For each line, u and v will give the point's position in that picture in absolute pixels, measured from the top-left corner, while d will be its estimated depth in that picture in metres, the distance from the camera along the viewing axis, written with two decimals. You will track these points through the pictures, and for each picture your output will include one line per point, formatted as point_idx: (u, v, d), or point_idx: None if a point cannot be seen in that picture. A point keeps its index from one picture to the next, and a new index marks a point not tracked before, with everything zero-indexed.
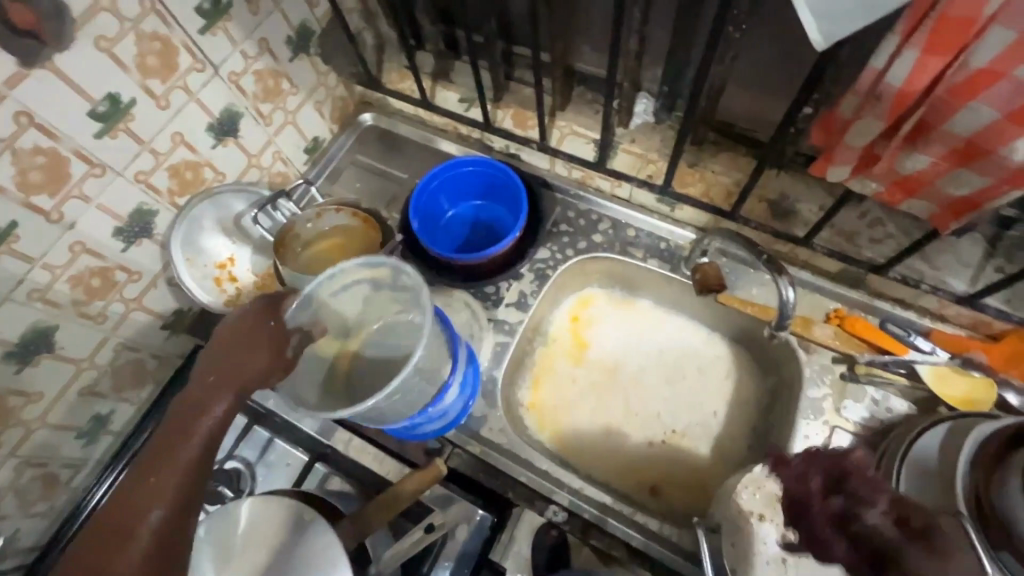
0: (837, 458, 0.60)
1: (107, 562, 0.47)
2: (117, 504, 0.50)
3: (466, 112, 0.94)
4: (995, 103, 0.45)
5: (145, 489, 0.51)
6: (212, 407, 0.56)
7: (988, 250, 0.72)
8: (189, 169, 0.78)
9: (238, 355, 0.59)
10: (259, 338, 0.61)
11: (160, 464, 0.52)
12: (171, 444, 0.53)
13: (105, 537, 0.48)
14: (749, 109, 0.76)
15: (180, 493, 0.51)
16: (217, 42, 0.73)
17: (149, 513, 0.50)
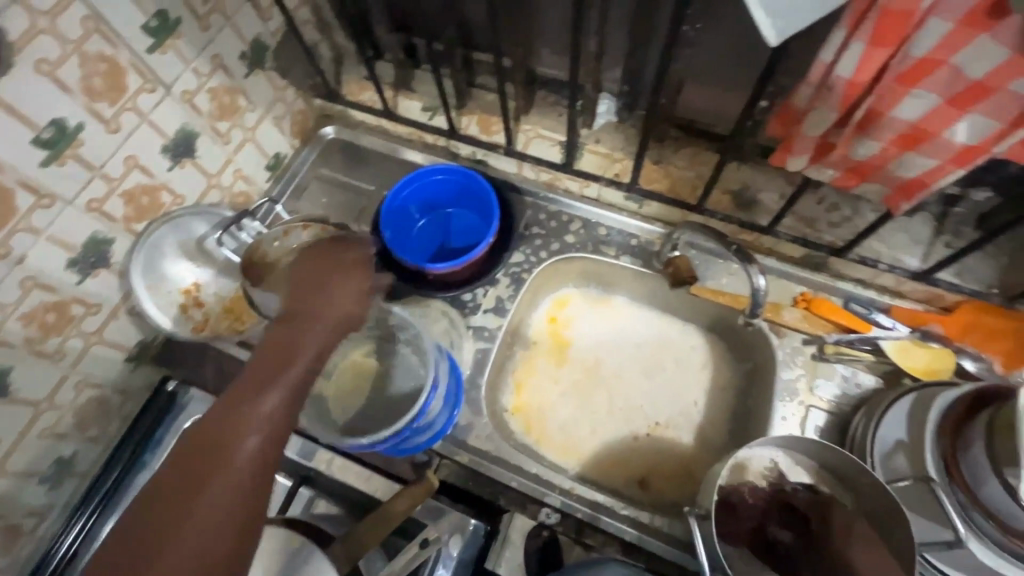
0: (753, 498, 0.71)
1: (211, 464, 0.48)
2: (214, 422, 0.50)
3: (430, 120, 0.94)
4: (936, 89, 0.48)
5: (240, 409, 0.51)
6: (304, 332, 0.58)
7: (936, 227, 0.77)
8: (145, 193, 0.75)
9: (320, 298, 0.61)
10: (335, 285, 0.64)
11: (257, 388, 0.52)
12: (268, 361, 0.55)
13: (202, 451, 0.49)
14: (707, 105, 0.78)
15: (275, 420, 0.51)
16: (166, 60, 0.71)
17: (248, 432, 0.50)
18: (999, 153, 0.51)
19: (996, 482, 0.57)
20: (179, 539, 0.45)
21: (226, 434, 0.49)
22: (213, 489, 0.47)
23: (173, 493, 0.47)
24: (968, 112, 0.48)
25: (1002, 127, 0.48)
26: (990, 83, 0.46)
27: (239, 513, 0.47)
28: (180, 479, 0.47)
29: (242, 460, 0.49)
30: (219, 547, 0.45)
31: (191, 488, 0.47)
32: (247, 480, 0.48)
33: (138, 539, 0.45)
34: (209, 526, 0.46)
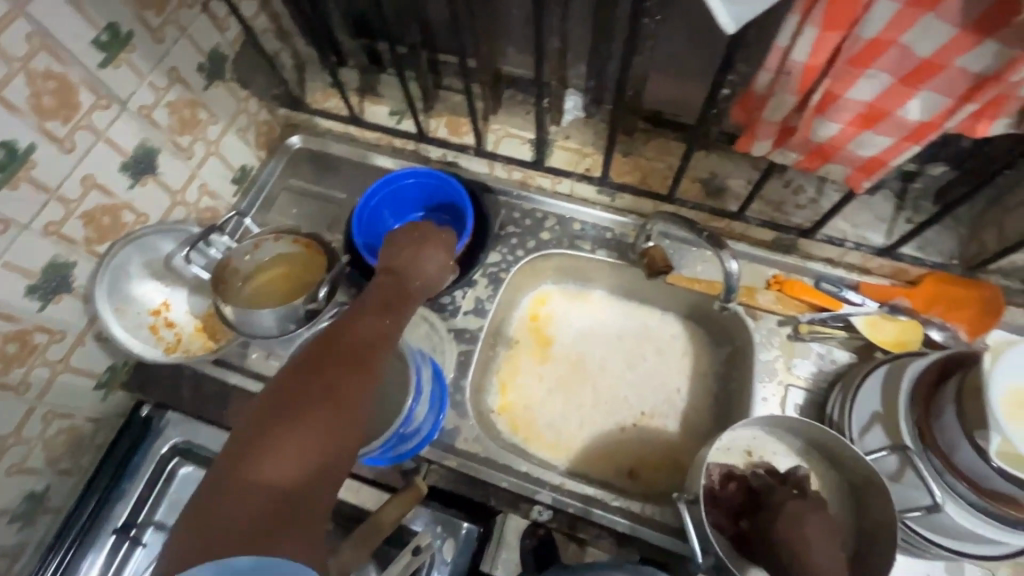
0: (727, 485, 0.70)
1: (320, 374, 0.54)
2: (335, 340, 0.57)
3: (398, 124, 0.93)
4: (889, 69, 0.49)
5: (363, 329, 0.59)
6: (395, 285, 0.66)
7: (897, 204, 0.79)
8: (106, 214, 0.73)
9: (432, 250, 0.70)
10: (436, 240, 0.71)
11: (375, 313, 0.62)
12: (374, 301, 0.63)
13: (331, 355, 0.56)
14: (672, 96, 0.80)
15: (386, 342, 0.60)
16: (120, 75, 0.69)
17: (370, 348, 0.58)
18: (950, 128, 0.53)
19: (967, 446, 0.59)
20: (312, 420, 0.50)
21: (351, 347, 0.57)
22: (342, 385, 0.53)
23: (307, 382, 0.53)
24: (920, 89, 0.50)
25: (952, 102, 0.50)
26: (938, 60, 0.47)
27: (349, 416, 0.52)
28: (314, 373, 0.54)
29: (366, 369, 0.56)
30: (345, 435, 0.51)
31: (323, 382, 0.53)
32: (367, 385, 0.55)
33: (276, 415, 0.50)
34: (329, 423, 0.51)
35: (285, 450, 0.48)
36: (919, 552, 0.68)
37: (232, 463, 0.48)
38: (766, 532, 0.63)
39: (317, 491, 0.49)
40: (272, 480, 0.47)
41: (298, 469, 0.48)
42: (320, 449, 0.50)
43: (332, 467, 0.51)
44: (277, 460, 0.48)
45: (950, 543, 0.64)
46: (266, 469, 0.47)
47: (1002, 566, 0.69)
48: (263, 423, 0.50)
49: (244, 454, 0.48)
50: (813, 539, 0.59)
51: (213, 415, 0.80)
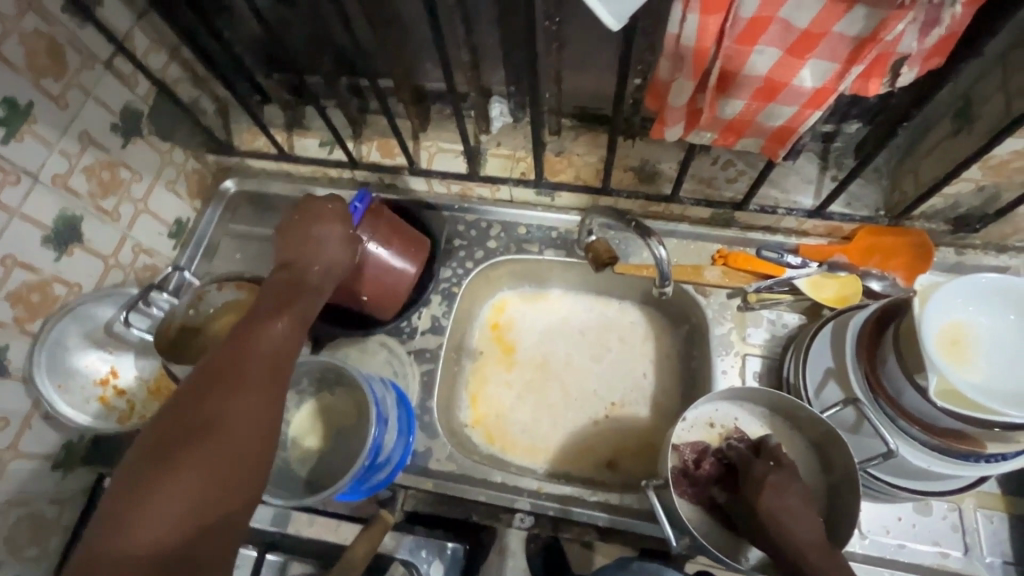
0: (700, 458, 0.71)
1: (218, 394, 0.47)
2: (236, 352, 0.51)
3: (330, 154, 0.92)
4: (774, 43, 0.51)
5: (255, 336, 0.53)
6: (301, 281, 0.60)
7: (822, 164, 0.81)
8: (34, 290, 0.71)
9: (328, 230, 0.64)
10: (331, 211, 0.65)
11: (280, 314, 0.56)
12: (278, 298, 0.58)
13: (216, 374, 0.49)
14: (592, 90, 0.81)
15: (286, 347, 0.54)
16: (26, 148, 0.67)
17: (278, 360, 0.53)
18: (844, 90, 0.55)
19: (911, 388, 0.61)
20: (209, 452, 0.44)
21: (240, 361, 0.50)
22: (243, 406, 0.48)
23: (189, 410, 0.46)
24: (808, 58, 0.52)
25: (839, 66, 0.52)
26: (817, 29, 0.49)
27: (257, 440, 0.47)
28: (196, 398, 0.47)
29: (274, 385, 0.51)
30: (251, 463, 0.46)
31: (211, 408, 0.46)
32: (264, 402, 0.49)
33: (151, 458, 0.43)
34: (232, 451, 0.45)
35: (177, 494, 0.42)
36: (887, 497, 0.70)
37: (104, 523, 0.41)
38: (747, 507, 0.63)
39: (216, 531, 0.43)
40: (164, 532, 0.41)
41: (186, 511, 0.42)
42: (222, 484, 0.44)
43: (230, 502, 0.45)
44: (157, 509, 0.41)
45: (913, 485, 0.67)
46: (146, 519, 0.41)
47: (968, 496, 0.71)
48: (140, 468, 0.43)
49: (121, 509, 0.41)
50: (793, 508, 0.60)
51: None
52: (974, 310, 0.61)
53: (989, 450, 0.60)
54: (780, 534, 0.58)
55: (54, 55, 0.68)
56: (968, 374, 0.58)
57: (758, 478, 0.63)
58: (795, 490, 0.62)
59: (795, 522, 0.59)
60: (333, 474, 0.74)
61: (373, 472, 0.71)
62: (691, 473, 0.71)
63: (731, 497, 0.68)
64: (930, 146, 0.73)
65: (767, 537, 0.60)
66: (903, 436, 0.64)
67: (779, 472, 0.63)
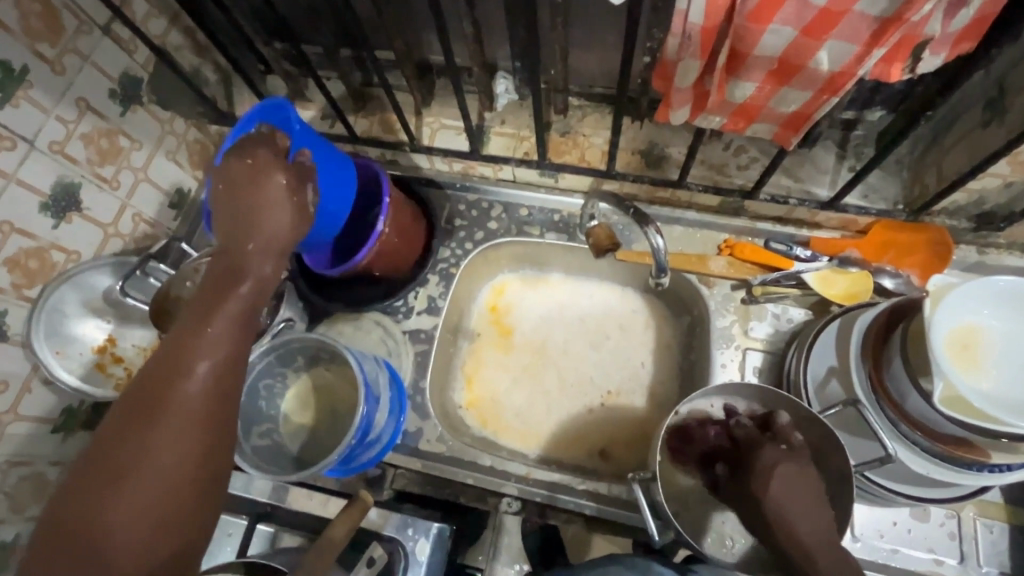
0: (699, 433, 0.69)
1: (153, 413, 0.46)
2: (173, 364, 0.48)
3: (331, 128, 0.91)
4: (790, 22, 0.48)
5: (182, 361, 0.49)
6: (248, 266, 0.54)
7: (840, 153, 0.77)
8: (32, 257, 0.71)
9: (281, 203, 0.56)
10: (276, 173, 0.57)
11: (221, 313, 0.51)
12: (217, 291, 0.52)
13: (136, 411, 0.47)
14: (600, 68, 0.78)
15: (220, 369, 0.50)
16: (22, 113, 0.66)
17: (219, 368, 0.50)
18: (865, 75, 0.51)
19: (915, 393, 0.59)
20: (147, 480, 0.45)
21: (162, 394, 0.47)
22: (179, 428, 0.47)
23: (121, 436, 0.46)
24: (826, 39, 0.48)
25: (860, 49, 0.49)
26: (836, 8, 0.46)
27: (198, 459, 0.47)
28: (127, 427, 0.46)
29: (217, 398, 0.49)
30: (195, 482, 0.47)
31: (144, 432, 0.46)
32: (199, 425, 0.47)
33: (71, 510, 0.44)
34: (170, 478, 0.46)
35: (120, 525, 0.44)
36: (884, 502, 0.68)
37: (57, 548, 0.43)
38: (744, 494, 0.61)
39: (167, 546, 0.46)
40: (112, 561, 0.43)
41: (127, 544, 0.44)
42: (165, 510, 0.45)
43: (173, 532, 0.46)
44: (94, 552, 0.43)
45: (911, 491, 0.65)
46: (87, 555, 0.43)
47: (969, 504, 0.69)
48: (85, 494, 0.44)
49: (69, 537, 0.43)
50: (799, 502, 0.57)
51: None
52: (988, 313, 0.58)
53: (993, 461, 0.58)
54: (784, 534, 0.56)
55: (49, 19, 0.67)
56: (976, 381, 0.55)
57: (769, 464, 0.59)
58: (801, 479, 0.58)
59: (797, 519, 0.56)
60: (323, 450, 0.74)
61: (364, 448, 0.71)
62: (686, 438, 0.70)
63: (732, 473, 0.65)
64: (956, 136, 0.68)
65: (766, 530, 0.58)
66: (904, 441, 0.62)
67: (789, 460, 0.60)
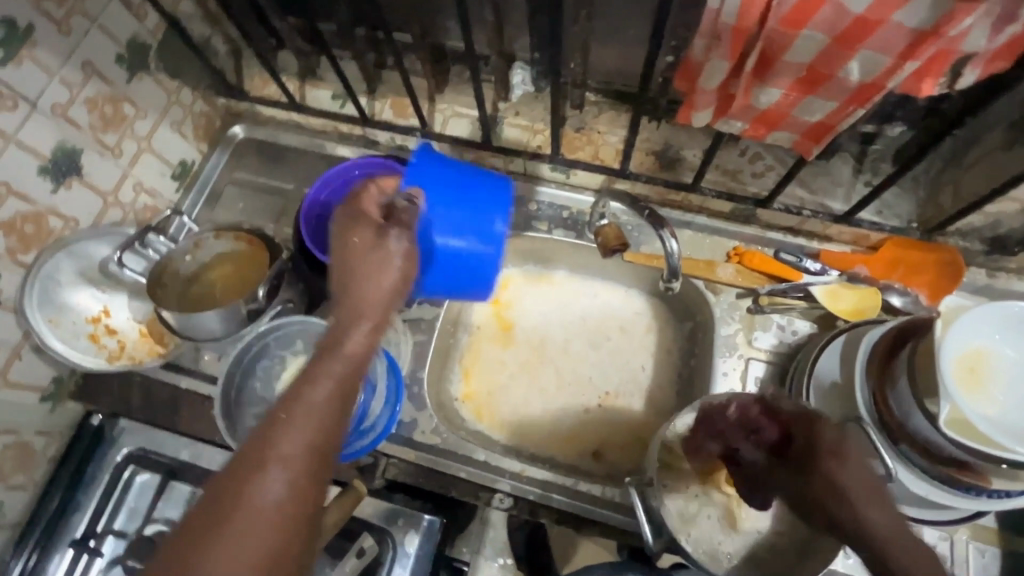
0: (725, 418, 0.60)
1: (237, 507, 0.42)
2: (264, 452, 0.44)
3: (342, 109, 0.89)
4: (824, 28, 0.46)
5: (266, 452, 0.45)
6: (348, 343, 0.51)
7: (856, 166, 0.76)
8: (28, 222, 0.69)
9: (384, 261, 0.54)
10: (359, 231, 0.55)
11: (318, 395, 0.48)
12: (315, 369, 0.49)
13: (210, 509, 0.42)
14: (619, 65, 0.76)
15: (304, 465, 0.45)
16: (25, 72, 0.64)
17: (311, 457, 0.46)
18: (894, 88, 0.50)
19: (919, 413, 0.58)
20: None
21: (241, 489, 0.43)
22: (262, 525, 0.42)
23: (201, 533, 0.41)
24: (858, 49, 0.47)
25: (892, 61, 0.48)
26: (874, 17, 0.45)
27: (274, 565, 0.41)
28: (208, 522, 0.41)
29: (304, 490, 0.44)
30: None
31: (226, 529, 0.41)
32: (283, 523, 0.43)
33: None
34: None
35: None
36: None
37: None
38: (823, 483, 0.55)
39: None
40: None
41: None
42: None
43: None
44: None
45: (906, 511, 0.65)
46: None
47: (962, 527, 0.69)
48: None
49: None
50: (869, 484, 0.54)
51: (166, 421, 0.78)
52: (1000, 339, 0.57)
53: (993, 486, 0.58)
54: (872, 519, 0.52)
55: None
56: (983, 406, 0.55)
57: (832, 445, 0.55)
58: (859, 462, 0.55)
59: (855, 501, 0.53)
60: None
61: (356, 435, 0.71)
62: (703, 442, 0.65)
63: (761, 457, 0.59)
64: (976, 157, 0.67)
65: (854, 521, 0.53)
66: (903, 461, 0.61)
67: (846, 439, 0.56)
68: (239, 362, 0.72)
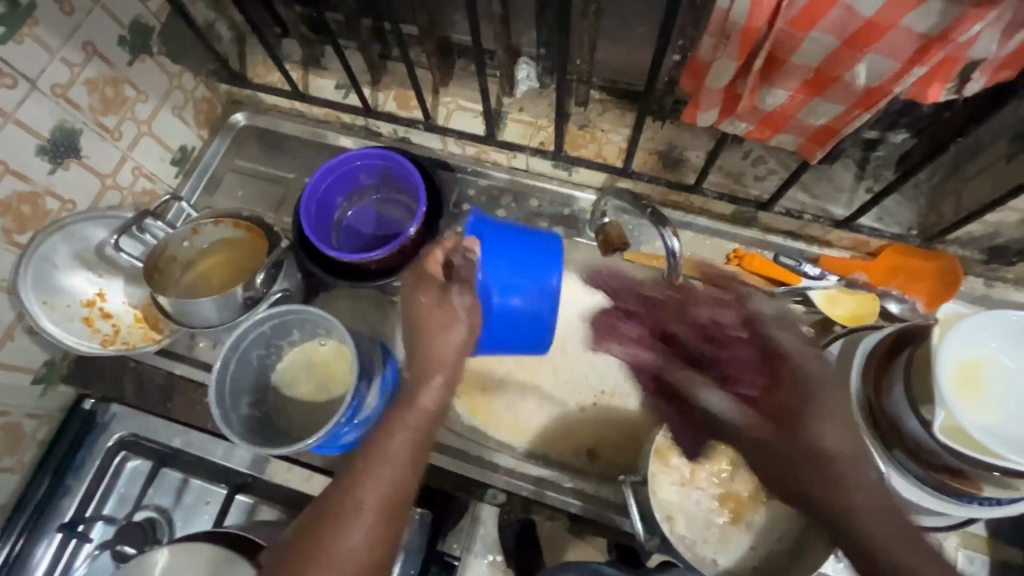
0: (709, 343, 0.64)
1: (333, 536, 0.51)
2: (354, 487, 0.54)
3: (345, 99, 0.88)
4: (833, 31, 0.46)
5: (350, 500, 0.53)
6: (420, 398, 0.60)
7: (858, 172, 0.76)
8: (25, 202, 0.69)
9: (451, 317, 0.62)
10: (424, 292, 0.63)
11: (397, 446, 0.57)
12: (394, 420, 0.59)
13: (311, 536, 0.52)
14: (625, 63, 0.75)
15: (384, 505, 0.54)
16: (25, 50, 0.64)
17: (389, 496, 0.54)
18: (900, 93, 0.50)
19: (913, 418, 0.58)
20: None
21: (340, 520, 0.52)
22: (351, 549, 0.51)
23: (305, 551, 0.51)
24: (866, 52, 0.47)
25: (900, 66, 0.48)
26: (883, 20, 0.45)
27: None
28: (309, 545, 0.51)
29: (383, 525, 0.53)
30: None
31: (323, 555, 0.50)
32: (366, 550, 0.51)
33: None
34: None
35: None
36: None
37: None
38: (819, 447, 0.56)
39: None
40: None
41: None
42: None
43: None
44: None
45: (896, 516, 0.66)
46: None
47: (952, 535, 0.70)
48: None
49: None
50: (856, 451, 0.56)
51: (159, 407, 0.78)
52: (997, 347, 0.57)
53: (985, 493, 0.58)
54: (856, 484, 0.54)
55: None
56: (978, 414, 0.55)
57: (821, 408, 0.57)
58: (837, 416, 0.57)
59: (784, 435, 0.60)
60: (310, 426, 0.73)
61: (351, 430, 0.69)
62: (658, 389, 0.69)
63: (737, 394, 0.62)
64: (979, 167, 0.68)
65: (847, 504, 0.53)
66: (899, 468, 0.61)
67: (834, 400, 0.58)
68: (235, 349, 0.70)
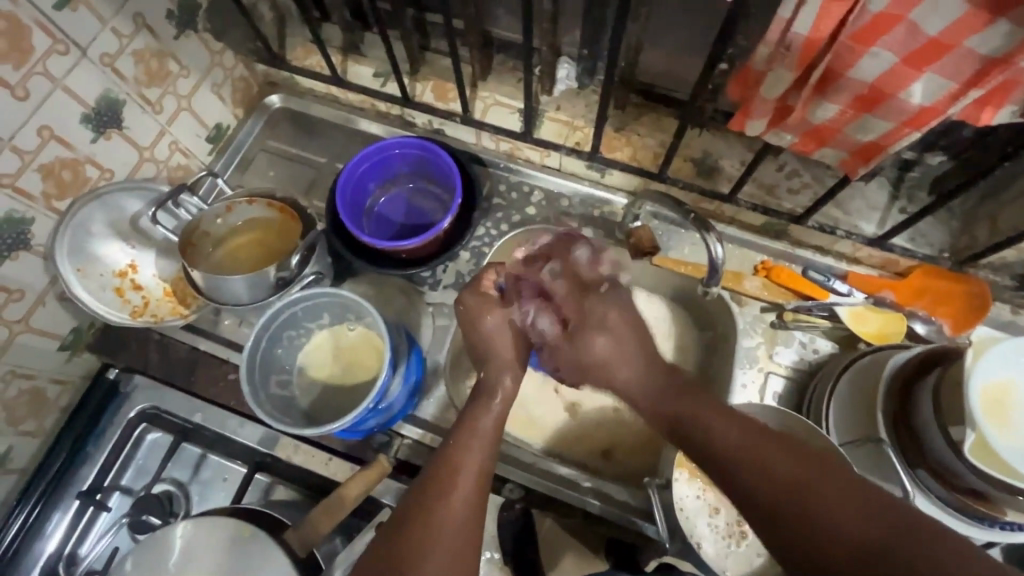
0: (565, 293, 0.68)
1: (437, 501, 0.51)
2: (448, 459, 0.55)
3: (382, 87, 0.88)
4: (894, 47, 0.47)
5: (449, 466, 0.54)
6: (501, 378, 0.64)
7: (892, 192, 0.76)
8: (66, 168, 0.69)
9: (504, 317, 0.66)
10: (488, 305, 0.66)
11: (481, 422, 0.59)
12: (480, 405, 0.61)
13: (415, 502, 0.51)
14: (668, 69, 0.76)
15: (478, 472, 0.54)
16: (79, 18, 0.64)
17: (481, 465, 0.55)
18: (953, 114, 0.51)
19: (941, 440, 0.59)
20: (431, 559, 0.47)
21: (438, 487, 0.52)
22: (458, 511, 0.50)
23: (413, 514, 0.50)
24: (925, 71, 0.47)
25: (956, 87, 0.48)
26: (948, 40, 0.45)
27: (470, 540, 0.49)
28: (415, 510, 0.51)
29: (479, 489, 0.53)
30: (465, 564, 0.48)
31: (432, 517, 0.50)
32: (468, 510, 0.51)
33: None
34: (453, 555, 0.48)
35: None
36: None
37: None
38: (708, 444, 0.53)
39: None
40: None
41: None
42: None
43: None
44: None
45: None
46: None
47: None
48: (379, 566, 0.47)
49: None
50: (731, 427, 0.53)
51: (181, 382, 0.78)
52: None
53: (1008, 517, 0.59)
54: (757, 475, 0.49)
55: None
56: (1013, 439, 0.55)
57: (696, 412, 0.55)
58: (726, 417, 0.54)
59: (721, 421, 0.53)
60: (335, 409, 0.74)
61: (377, 418, 0.70)
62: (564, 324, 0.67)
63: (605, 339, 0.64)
64: (1015, 194, 0.68)
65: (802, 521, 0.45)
66: (918, 486, 0.62)
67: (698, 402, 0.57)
68: (267, 328, 0.71)
